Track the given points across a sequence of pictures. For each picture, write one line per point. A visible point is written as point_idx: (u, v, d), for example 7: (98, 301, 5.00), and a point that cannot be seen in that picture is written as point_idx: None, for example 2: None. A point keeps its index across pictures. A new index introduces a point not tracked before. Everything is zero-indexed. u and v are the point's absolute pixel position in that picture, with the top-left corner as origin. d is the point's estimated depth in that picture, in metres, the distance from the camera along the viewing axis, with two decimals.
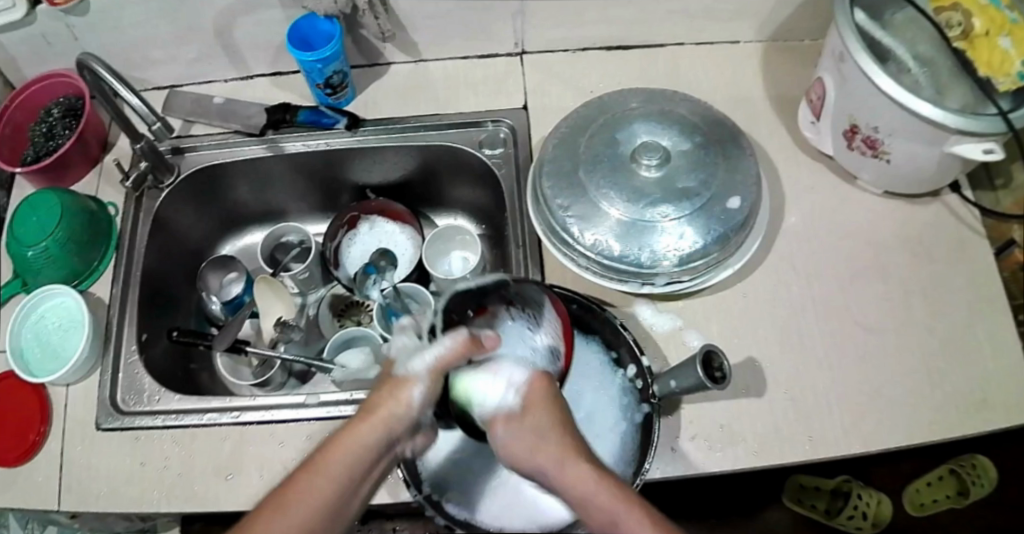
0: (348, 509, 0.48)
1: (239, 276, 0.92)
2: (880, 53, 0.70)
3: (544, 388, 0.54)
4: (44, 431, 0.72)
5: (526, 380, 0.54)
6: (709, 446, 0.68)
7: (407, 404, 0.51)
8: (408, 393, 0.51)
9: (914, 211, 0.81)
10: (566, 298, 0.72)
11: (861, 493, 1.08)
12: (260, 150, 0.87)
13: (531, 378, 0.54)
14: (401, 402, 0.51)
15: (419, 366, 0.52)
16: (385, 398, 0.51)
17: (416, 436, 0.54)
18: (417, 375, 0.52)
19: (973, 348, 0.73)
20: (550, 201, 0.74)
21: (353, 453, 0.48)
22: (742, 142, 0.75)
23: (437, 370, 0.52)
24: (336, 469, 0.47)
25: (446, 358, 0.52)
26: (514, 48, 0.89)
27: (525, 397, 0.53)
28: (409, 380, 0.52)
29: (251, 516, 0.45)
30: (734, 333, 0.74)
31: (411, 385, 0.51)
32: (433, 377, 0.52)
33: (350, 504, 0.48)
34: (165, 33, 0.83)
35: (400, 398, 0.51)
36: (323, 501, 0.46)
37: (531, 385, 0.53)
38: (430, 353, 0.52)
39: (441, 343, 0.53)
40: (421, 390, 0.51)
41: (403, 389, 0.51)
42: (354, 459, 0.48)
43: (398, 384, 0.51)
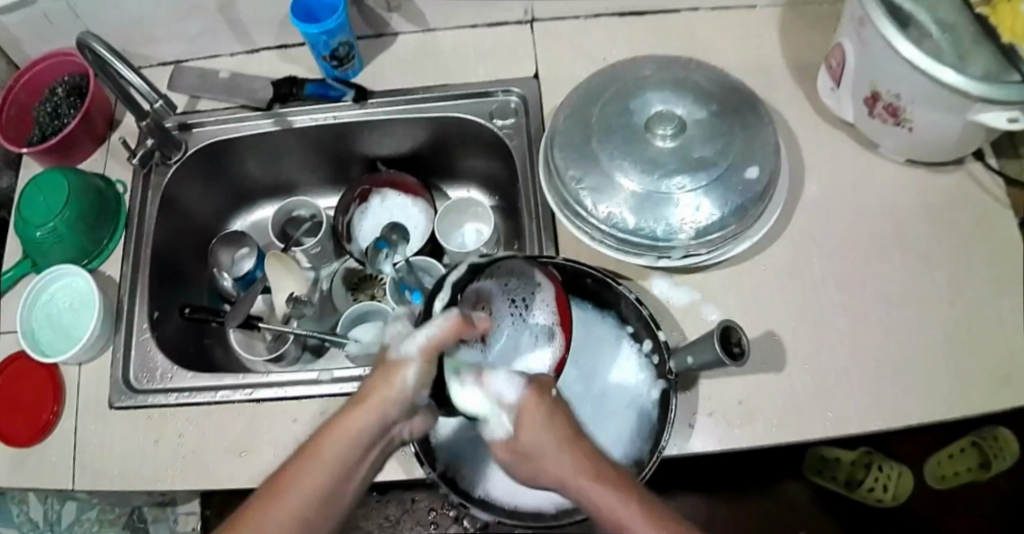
0: (345, 494, 0.49)
1: (250, 252, 0.91)
2: (902, 18, 0.68)
3: (537, 404, 0.51)
4: (57, 411, 0.72)
5: (518, 400, 0.51)
6: (727, 421, 0.68)
7: (399, 387, 0.50)
8: (402, 375, 0.50)
9: (936, 180, 0.79)
10: (580, 273, 0.70)
11: (881, 465, 1.09)
12: (268, 125, 0.86)
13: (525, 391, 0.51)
14: (393, 385, 0.50)
15: (410, 348, 0.50)
16: (379, 382, 0.50)
17: (414, 418, 0.53)
18: (412, 356, 0.50)
19: (996, 320, 0.72)
20: (563, 172, 0.72)
21: (349, 439, 0.49)
22: (760, 112, 0.73)
23: (432, 347, 0.50)
24: (332, 454, 0.49)
25: (441, 337, 0.50)
26: (524, 16, 0.87)
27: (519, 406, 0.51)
28: (402, 363, 0.50)
29: (249, 502, 0.47)
30: (752, 307, 0.73)
31: (406, 367, 0.50)
32: (424, 355, 0.50)
33: (343, 490, 0.49)
34: (166, 7, 0.81)
35: (393, 383, 0.50)
36: (315, 487, 0.47)
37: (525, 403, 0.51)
38: (423, 333, 0.50)
39: (435, 322, 0.51)
40: (416, 372, 0.50)
41: (396, 371, 0.50)
42: (348, 446, 0.49)
43: (392, 368, 0.51)
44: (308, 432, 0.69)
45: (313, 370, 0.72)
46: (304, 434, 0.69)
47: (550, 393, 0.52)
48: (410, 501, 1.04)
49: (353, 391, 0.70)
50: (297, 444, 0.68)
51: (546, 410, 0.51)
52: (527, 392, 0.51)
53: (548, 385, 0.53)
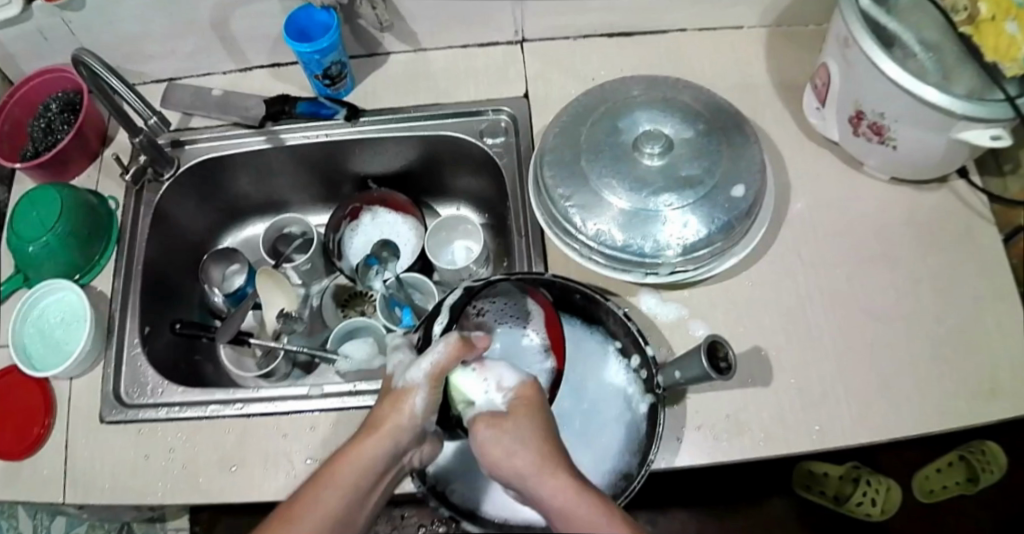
0: (356, 521, 0.51)
1: (241, 268, 0.91)
2: (886, 38, 0.69)
3: (531, 400, 0.52)
4: (49, 423, 0.72)
5: (515, 386, 0.53)
6: (714, 436, 0.68)
7: (408, 413, 0.52)
8: (409, 402, 0.52)
9: (921, 197, 0.80)
10: (568, 289, 0.70)
11: (870, 479, 1.06)
12: (260, 142, 0.87)
13: (520, 383, 0.54)
14: (403, 413, 0.52)
15: (416, 376, 0.53)
16: (389, 410, 0.52)
17: (422, 445, 0.55)
18: (417, 384, 0.53)
19: (982, 335, 0.72)
20: (552, 190, 0.73)
21: (359, 466, 0.50)
22: (746, 130, 0.75)
23: (437, 372, 0.53)
24: (346, 482, 0.50)
25: (444, 363, 0.53)
26: (515, 36, 0.88)
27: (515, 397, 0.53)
28: (409, 389, 0.53)
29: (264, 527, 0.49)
30: (740, 323, 0.73)
31: (414, 393, 0.53)
32: (430, 381, 0.53)
33: (355, 517, 0.51)
34: (162, 26, 0.82)
35: (404, 409, 0.52)
36: (325, 514, 0.49)
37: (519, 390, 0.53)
38: (427, 359, 0.53)
39: (436, 348, 0.53)
40: (422, 398, 0.53)
41: (406, 399, 0.52)
42: (358, 474, 0.50)
43: (400, 396, 0.53)
44: (298, 447, 0.69)
45: (304, 385, 0.72)
46: (293, 449, 0.69)
47: (545, 395, 0.54)
48: (398, 518, 1.04)
49: (343, 407, 0.70)
50: (287, 459, 0.68)
51: (540, 403, 0.53)
52: (524, 382, 0.53)
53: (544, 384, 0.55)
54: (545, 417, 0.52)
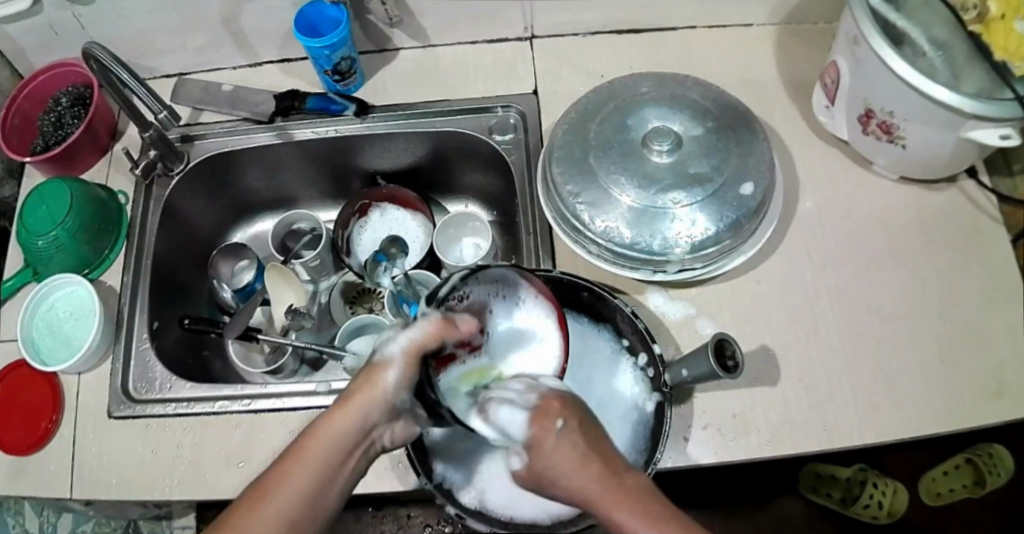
0: (326, 501, 0.47)
1: (250, 264, 0.92)
2: (896, 37, 0.69)
3: (548, 434, 0.45)
4: (56, 419, 0.72)
5: (526, 435, 0.45)
6: (721, 435, 0.68)
7: (383, 387, 0.48)
8: (384, 377, 0.48)
9: (930, 197, 0.80)
10: (576, 286, 0.71)
11: (877, 481, 1.07)
12: (269, 137, 0.87)
13: (533, 422, 0.46)
14: (376, 386, 0.48)
15: (390, 350, 0.48)
16: (362, 384, 0.49)
17: (395, 422, 0.52)
18: (392, 358, 0.48)
19: (990, 335, 0.72)
20: (561, 187, 0.73)
21: (327, 443, 0.48)
22: (755, 129, 0.74)
23: (413, 349, 0.48)
24: (317, 457, 0.47)
25: (422, 339, 0.48)
26: (524, 33, 0.88)
27: (528, 442, 0.46)
28: (385, 363, 0.48)
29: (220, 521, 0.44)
30: (748, 322, 0.74)
31: (388, 368, 0.48)
32: (405, 357, 0.48)
33: (324, 496, 0.47)
34: (171, 21, 0.82)
35: (377, 383, 0.48)
36: (292, 495, 0.45)
37: (534, 432, 0.45)
38: (403, 336, 0.48)
39: (415, 325, 0.49)
40: (396, 374, 0.48)
41: (379, 372, 0.48)
42: (328, 451, 0.48)
43: (375, 368, 0.48)
44: None
45: (311, 381, 0.72)
46: None
47: (559, 419, 0.46)
48: (405, 518, 1.04)
49: None
50: None
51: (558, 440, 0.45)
52: (535, 425, 0.45)
53: (554, 413, 0.46)
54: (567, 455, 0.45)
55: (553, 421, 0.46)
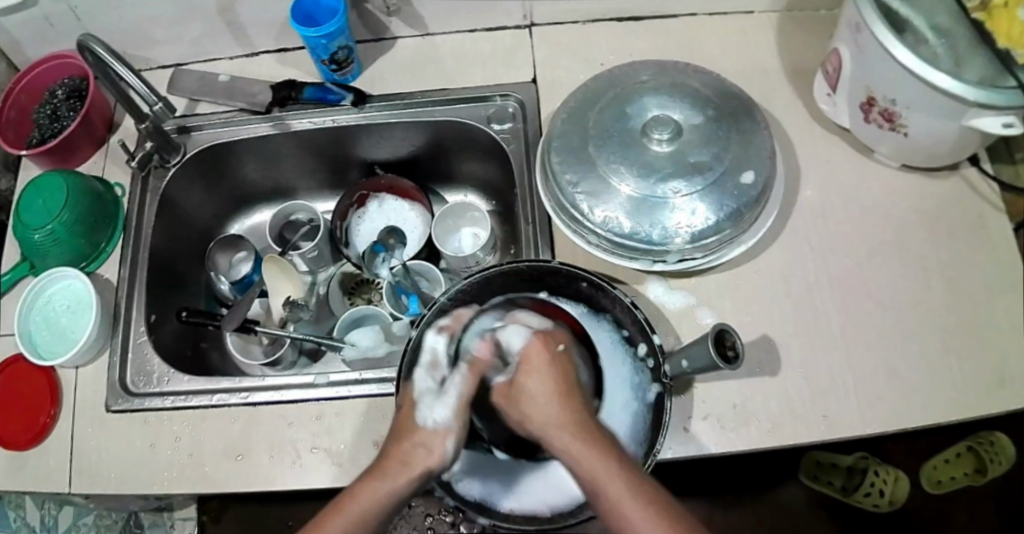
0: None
1: (247, 255, 0.91)
2: (898, 24, 0.68)
3: (541, 351, 0.55)
4: (54, 413, 0.72)
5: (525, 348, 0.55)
6: (721, 426, 0.68)
7: (439, 454, 0.53)
8: (442, 445, 0.53)
9: (932, 185, 0.79)
10: (576, 276, 0.69)
11: (878, 469, 1.08)
12: (266, 128, 0.86)
13: (529, 345, 0.55)
14: (433, 454, 0.53)
15: (443, 416, 0.54)
16: (414, 451, 0.52)
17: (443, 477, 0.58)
18: (446, 426, 0.54)
19: (991, 325, 0.72)
20: (560, 176, 0.72)
21: (375, 505, 0.49)
22: (756, 118, 0.74)
23: (461, 405, 0.55)
24: (362, 514, 0.48)
25: (466, 390, 0.56)
26: (522, 20, 0.88)
27: (526, 353, 0.55)
28: (438, 432, 0.54)
29: None
30: (748, 312, 0.73)
31: (444, 437, 0.54)
32: (455, 418, 0.55)
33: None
34: (166, 11, 0.82)
35: (433, 452, 0.53)
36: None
37: (530, 350, 0.55)
38: (449, 395, 0.55)
39: (452, 384, 0.56)
40: (451, 441, 0.53)
41: (435, 441, 0.53)
42: (374, 504, 0.49)
43: (430, 439, 0.53)
44: (305, 436, 0.69)
45: (309, 374, 0.72)
46: (301, 437, 0.69)
47: (553, 346, 0.56)
48: (406, 507, 1.04)
49: (349, 396, 0.70)
50: (294, 447, 0.68)
51: (549, 357, 0.55)
52: (533, 340, 0.56)
53: (557, 341, 0.57)
54: (555, 372, 0.53)
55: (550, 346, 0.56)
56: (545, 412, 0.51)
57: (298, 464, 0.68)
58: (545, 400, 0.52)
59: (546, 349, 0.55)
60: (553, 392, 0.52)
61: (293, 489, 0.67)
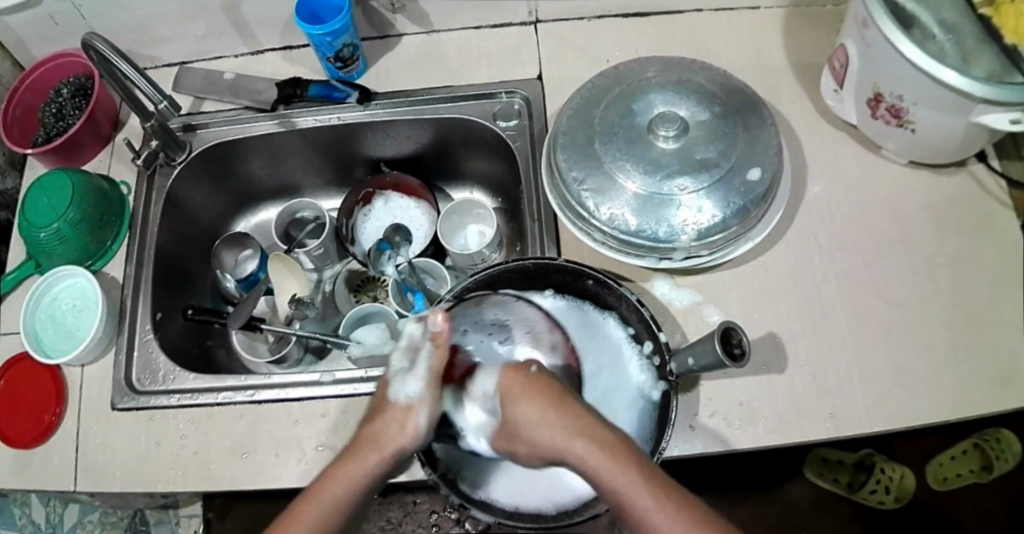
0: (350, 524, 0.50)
1: (253, 253, 0.91)
2: (905, 19, 0.68)
3: (514, 377, 0.53)
4: (60, 411, 0.72)
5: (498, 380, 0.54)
6: (728, 424, 0.68)
7: (413, 432, 0.53)
8: (415, 418, 0.53)
9: (940, 182, 0.79)
10: (582, 274, 0.69)
11: (885, 467, 1.09)
12: (272, 126, 0.86)
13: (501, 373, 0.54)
14: (409, 432, 0.53)
15: (415, 391, 0.54)
16: (390, 431, 0.52)
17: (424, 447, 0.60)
18: (417, 397, 0.54)
19: (999, 322, 0.71)
20: (566, 173, 0.72)
21: (349, 489, 0.49)
22: (762, 113, 0.73)
23: (432, 378, 0.54)
24: (335, 499, 0.48)
25: (436, 364, 0.55)
26: (527, 17, 0.87)
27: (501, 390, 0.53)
28: (412, 406, 0.53)
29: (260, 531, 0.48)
30: (755, 309, 0.73)
31: (416, 411, 0.53)
32: (428, 389, 0.54)
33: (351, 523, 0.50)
34: (172, 10, 0.81)
35: (408, 429, 0.53)
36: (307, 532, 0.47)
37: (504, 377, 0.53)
38: (420, 370, 0.54)
39: (421, 359, 0.54)
40: (424, 414, 0.53)
41: (406, 417, 0.53)
42: (348, 489, 0.49)
43: (404, 414, 0.53)
44: (311, 433, 0.69)
45: (315, 371, 0.72)
46: (306, 435, 0.69)
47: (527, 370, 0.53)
48: (411, 504, 1.04)
49: (355, 393, 0.70)
50: (300, 445, 0.68)
51: (524, 379, 0.52)
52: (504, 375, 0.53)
53: (527, 365, 0.54)
54: (540, 395, 0.50)
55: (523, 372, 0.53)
56: (549, 442, 0.48)
57: (303, 462, 0.68)
58: (542, 429, 0.49)
59: (519, 375, 0.52)
60: (543, 414, 0.49)
61: (299, 486, 0.67)
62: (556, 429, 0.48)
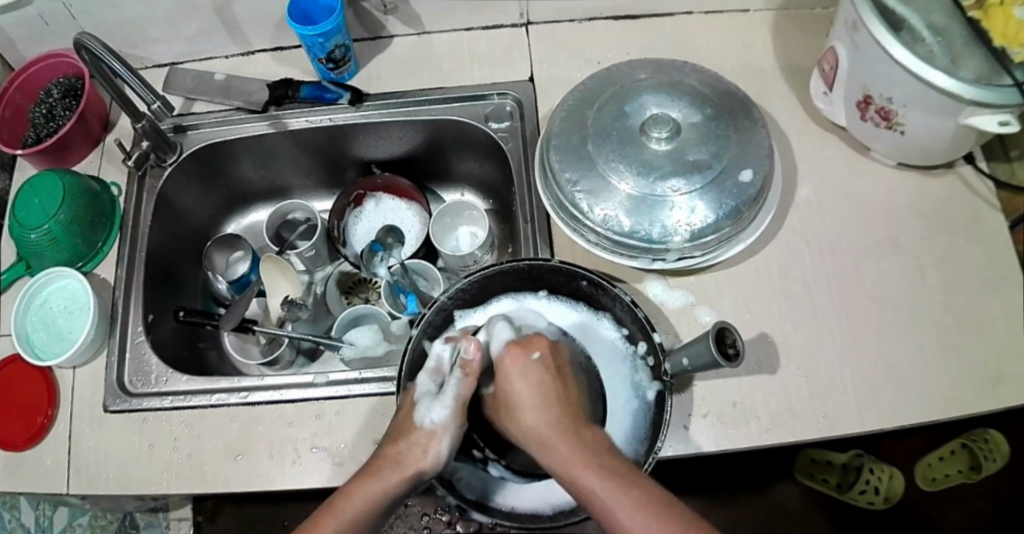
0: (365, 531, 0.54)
1: (244, 255, 0.90)
2: (894, 22, 0.69)
3: (518, 361, 0.61)
4: (52, 414, 0.72)
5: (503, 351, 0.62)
6: (721, 424, 0.68)
7: (433, 456, 0.57)
8: (437, 445, 0.58)
9: (928, 183, 0.79)
10: (576, 275, 0.69)
11: (874, 467, 1.09)
12: (264, 127, 0.86)
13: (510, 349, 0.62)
14: (425, 458, 0.56)
15: (440, 417, 0.58)
16: (414, 455, 0.56)
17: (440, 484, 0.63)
18: (442, 425, 0.58)
19: (988, 323, 0.72)
20: (559, 175, 0.72)
21: (368, 498, 0.54)
22: (754, 116, 0.74)
23: (458, 407, 0.60)
24: (354, 511, 0.53)
25: (464, 392, 0.60)
26: (519, 19, 0.87)
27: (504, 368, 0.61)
28: (436, 433, 0.58)
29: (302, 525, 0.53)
30: (747, 309, 0.73)
31: (440, 438, 0.58)
32: (451, 417, 0.59)
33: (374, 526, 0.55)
34: (163, 10, 0.81)
35: (429, 453, 0.57)
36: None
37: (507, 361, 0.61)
38: (447, 397, 0.59)
39: (451, 386, 0.60)
40: (446, 440, 0.58)
41: (430, 442, 0.57)
42: (367, 503, 0.54)
43: (429, 438, 0.58)
44: (305, 435, 0.69)
45: (308, 373, 0.71)
46: (300, 437, 0.68)
47: (530, 356, 0.61)
48: (403, 507, 1.04)
49: (349, 395, 0.70)
50: (293, 447, 0.68)
51: (529, 367, 0.60)
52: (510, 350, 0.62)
53: (531, 348, 0.62)
54: (533, 380, 0.59)
55: (525, 358, 0.61)
56: (535, 424, 0.57)
57: (298, 464, 0.67)
58: (536, 421, 0.57)
59: (522, 361, 0.61)
60: (539, 405, 0.58)
61: (293, 489, 0.67)
62: (552, 424, 0.56)
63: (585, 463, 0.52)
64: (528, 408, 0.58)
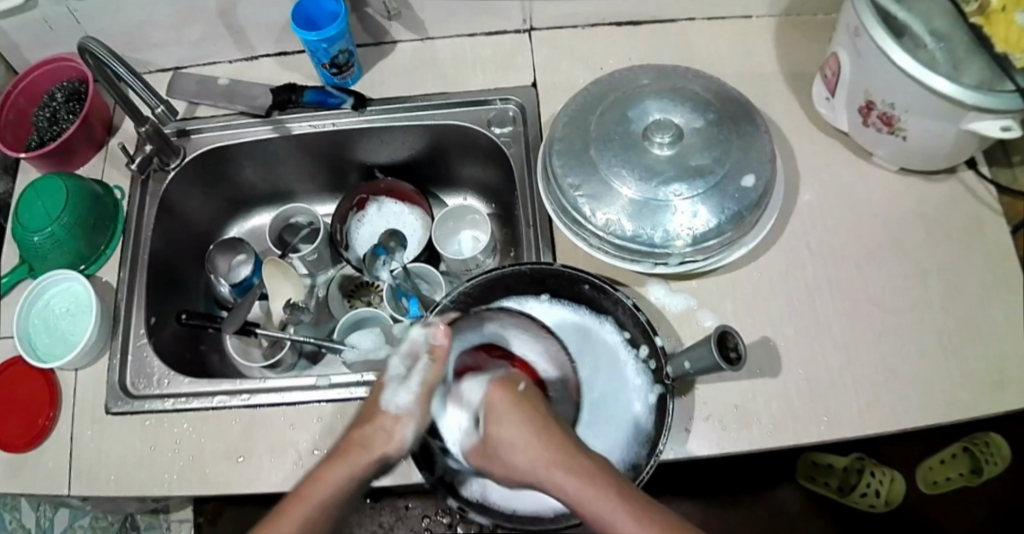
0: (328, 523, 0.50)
1: (247, 258, 0.90)
2: (896, 28, 0.69)
3: (504, 396, 0.50)
4: (54, 416, 0.72)
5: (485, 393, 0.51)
6: (723, 427, 0.68)
7: (396, 445, 0.52)
8: (400, 433, 0.52)
9: (929, 188, 0.79)
10: (578, 279, 0.69)
11: (875, 470, 1.09)
12: (266, 131, 0.86)
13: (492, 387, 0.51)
14: (391, 443, 0.52)
15: (405, 403, 0.52)
16: (375, 439, 0.52)
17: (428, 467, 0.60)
18: (407, 410, 0.52)
19: (990, 327, 0.72)
20: (562, 180, 0.72)
21: (336, 484, 0.50)
22: (756, 120, 0.74)
23: (424, 395, 0.52)
24: (317, 499, 0.49)
25: (431, 379, 0.52)
26: (522, 25, 0.88)
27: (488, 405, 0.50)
28: (400, 418, 0.52)
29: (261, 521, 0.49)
30: (749, 313, 0.73)
31: (404, 424, 0.52)
32: (418, 405, 0.52)
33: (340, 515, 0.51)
34: (167, 15, 0.82)
35: (393, 439, 0.52)
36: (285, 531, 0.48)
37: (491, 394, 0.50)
38: (414, 382, 0.52)
39: (416, 370, 0.52)
40: (412, 428, 0.52)
41: (394, 427, 0.52)
42: (336, 488, 0.50)
43: (391, 424, 0.52)
44: (306, 438, 0.68)
45: (311, 376, 0.72)
46: (301, 440, 0.68)
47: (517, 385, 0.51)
48: (403, 509, 1.03)
49: (351, 398, 0.70)
50: (295, 449, 0.68)
51: (514, 399, 0.50)
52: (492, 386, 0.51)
53: (517, 377, 0.52)
54: (522, 419, 0.48)
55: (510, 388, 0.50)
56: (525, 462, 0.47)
57: (299, 466, 0.67)
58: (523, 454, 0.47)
59: (508, 392, 0.50)
60: (528, 438, 0.48)
61: (294, 491, 0.67)
62: (541, 458, 0.47)
63: (586, 500, 0.45)
64: (515, 450, 0.48)
